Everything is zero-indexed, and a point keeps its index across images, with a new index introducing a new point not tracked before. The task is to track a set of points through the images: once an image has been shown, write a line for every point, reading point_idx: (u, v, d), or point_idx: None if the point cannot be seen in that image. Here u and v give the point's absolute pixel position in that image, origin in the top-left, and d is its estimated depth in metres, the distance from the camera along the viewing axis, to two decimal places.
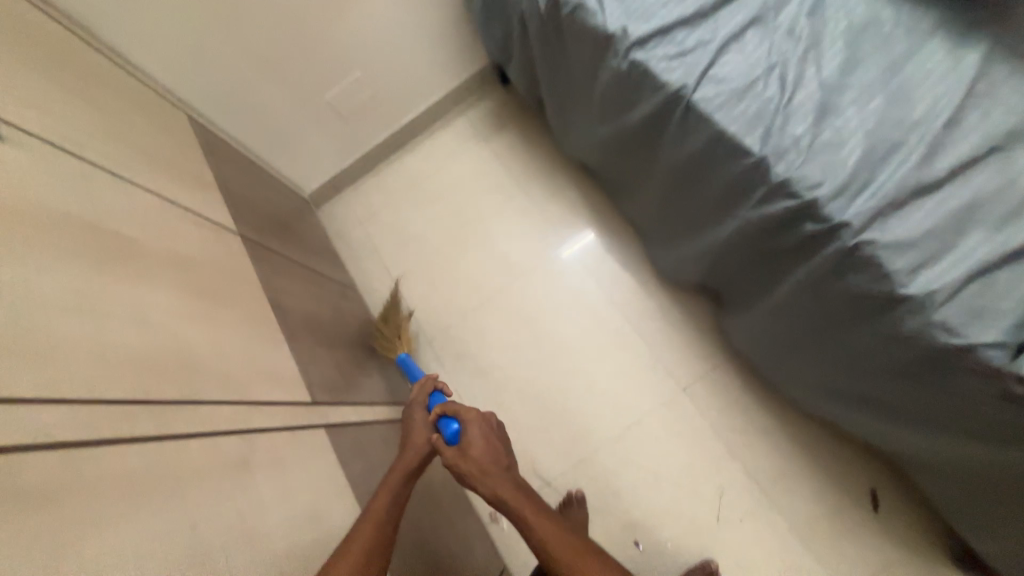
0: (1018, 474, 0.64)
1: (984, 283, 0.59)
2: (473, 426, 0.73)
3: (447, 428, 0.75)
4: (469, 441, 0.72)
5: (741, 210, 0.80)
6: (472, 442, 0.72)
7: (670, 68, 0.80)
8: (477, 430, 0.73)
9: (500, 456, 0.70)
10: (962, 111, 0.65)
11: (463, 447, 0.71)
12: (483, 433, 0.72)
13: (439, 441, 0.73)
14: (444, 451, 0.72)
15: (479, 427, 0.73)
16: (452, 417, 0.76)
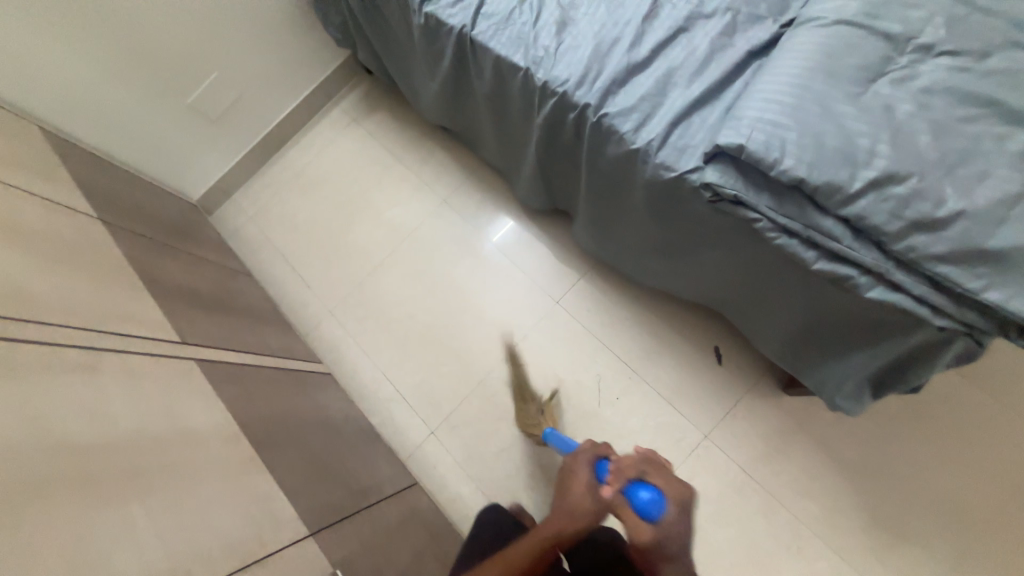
0: (760, 275, 0.79)
1: (683, 126, 0.76)
2: (675, 512, 0.61)
3: (638, 496, 0.62)
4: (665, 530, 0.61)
5: (534, 120, 0.97)
6: (667, 525, 0.61)
7: (452, 14, 0.96)
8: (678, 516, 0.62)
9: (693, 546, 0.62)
10: (656, 8, 0.84)
11: (659, 529, 0.60)
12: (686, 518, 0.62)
13: (632, 517, 0.62)
14: (630, 524, 0.62)
15: (678, 514, 0.62)
16: (649, 486, 0.62)
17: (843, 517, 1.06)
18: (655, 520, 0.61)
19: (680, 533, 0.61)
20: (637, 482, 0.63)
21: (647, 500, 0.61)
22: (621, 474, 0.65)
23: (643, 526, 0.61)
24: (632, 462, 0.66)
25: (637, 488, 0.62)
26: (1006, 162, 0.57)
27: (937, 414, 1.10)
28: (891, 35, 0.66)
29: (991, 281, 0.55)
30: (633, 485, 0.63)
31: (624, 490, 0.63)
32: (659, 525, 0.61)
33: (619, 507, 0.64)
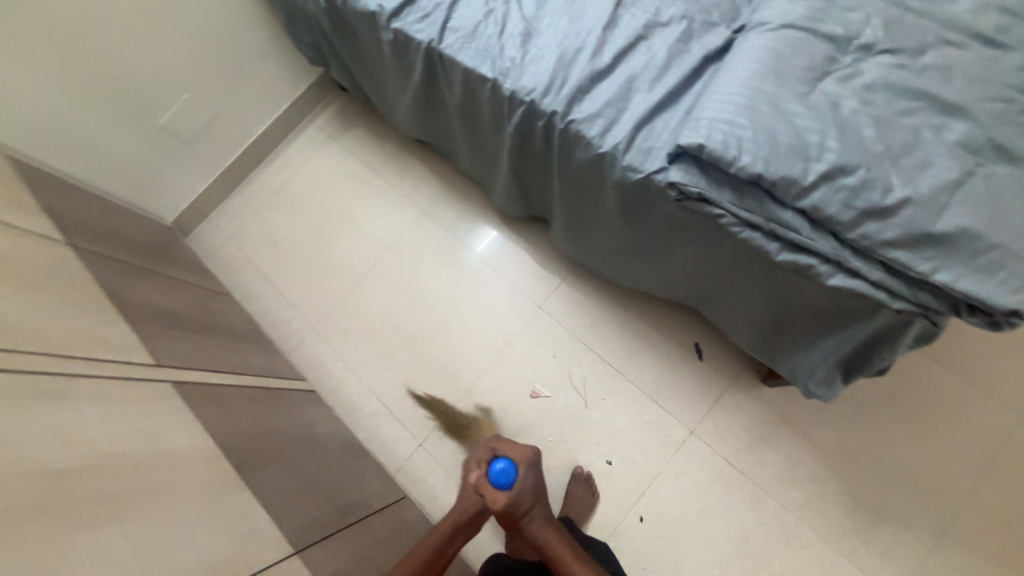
0: (730, 269, 0.82)
1: (646, 129, 0.79)
2: (525, 469, 0.78)
3: (493, 468, 0.78)
4: (517, 492, 0.77)
5: (506, 129, 0.99)
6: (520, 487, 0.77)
7: (420, 29, 0.98)
8: (527, 474, 0.78)
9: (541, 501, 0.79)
10: (616, 17, 0.87)
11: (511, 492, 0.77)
12: (534, 473, 0.79)
13: (483, 488, 0.77)
14: (489, 495, 0.77)
15: (528, 470, 0.78)
16: (499, 457, 0.79)
17: (827, 502, 1.08)
18: (509, 486, 0.77)
19: (530, 489, 0.77)
20: (493, 456, 0.79)
21: (498, 472, 0.77)
22: (479, 460, 0.80)
23: (500, 495, 0.77)
24: (486, 444, 0.81)
25: (492, 467, 0.78)
26: (945, 151, 0.61)
27: (910, 396, 1.13)
28: (834, 37, 0.69)
29: (939, 264, 0.58)
30: (489, 463, 0.79)
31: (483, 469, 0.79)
32: (511, 489, 0.77)
33: (479, 488, 0.78)
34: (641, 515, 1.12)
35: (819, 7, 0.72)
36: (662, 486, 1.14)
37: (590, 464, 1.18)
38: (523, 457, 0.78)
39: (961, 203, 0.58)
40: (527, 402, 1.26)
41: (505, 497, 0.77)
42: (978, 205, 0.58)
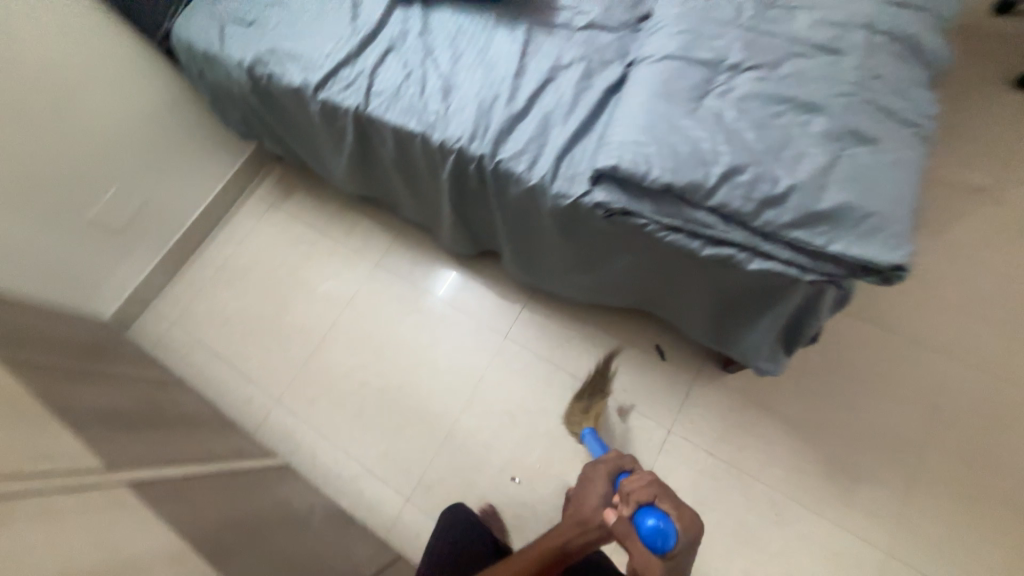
0: (666, 270, 0.89)
1: (567, 158, 0.87)
2: (686, 541, 0.67)
3: (645, 525, 0.67)
4: (672, 558, 0.67)
5: (442, 175, 1.05)
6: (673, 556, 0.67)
7: (345, 96, 1.04)
8: (686, 544, 0.68)
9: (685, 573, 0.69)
10: (524, 66, 0.97)
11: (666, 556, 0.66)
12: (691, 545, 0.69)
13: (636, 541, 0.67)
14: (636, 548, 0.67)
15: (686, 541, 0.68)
16: (661, 516, 0.68)
17: (805, 472, 1.14)
18: (660, 549, 0.66)
19: (682, 560, 0.67)
20: (652, 509, 0.68)
21: (652, 531, 0.66)
22: (630, 499, 0.70)
23: (648, 555, 0.66)
24: (648, 491, 0.70)
25: (642, 515, 0.68)
26: (814, 142, 0.71)
27: (854, 358, 1.23)
28: (707, 61, 0.81)
29: (830, 236, 0.67)
30: (642, 511, 0.68)
31: (637, 518, 0.68)
32: (666, 553, 0.67)
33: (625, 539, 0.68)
34: None
35: (690, 38, 0.84)
36: None
37: None
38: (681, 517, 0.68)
39: (837, 182, 0.68)
40: (509, 433, 1.26)
41: (657, 561, 0.66)
42: (849, 182, 0.68)
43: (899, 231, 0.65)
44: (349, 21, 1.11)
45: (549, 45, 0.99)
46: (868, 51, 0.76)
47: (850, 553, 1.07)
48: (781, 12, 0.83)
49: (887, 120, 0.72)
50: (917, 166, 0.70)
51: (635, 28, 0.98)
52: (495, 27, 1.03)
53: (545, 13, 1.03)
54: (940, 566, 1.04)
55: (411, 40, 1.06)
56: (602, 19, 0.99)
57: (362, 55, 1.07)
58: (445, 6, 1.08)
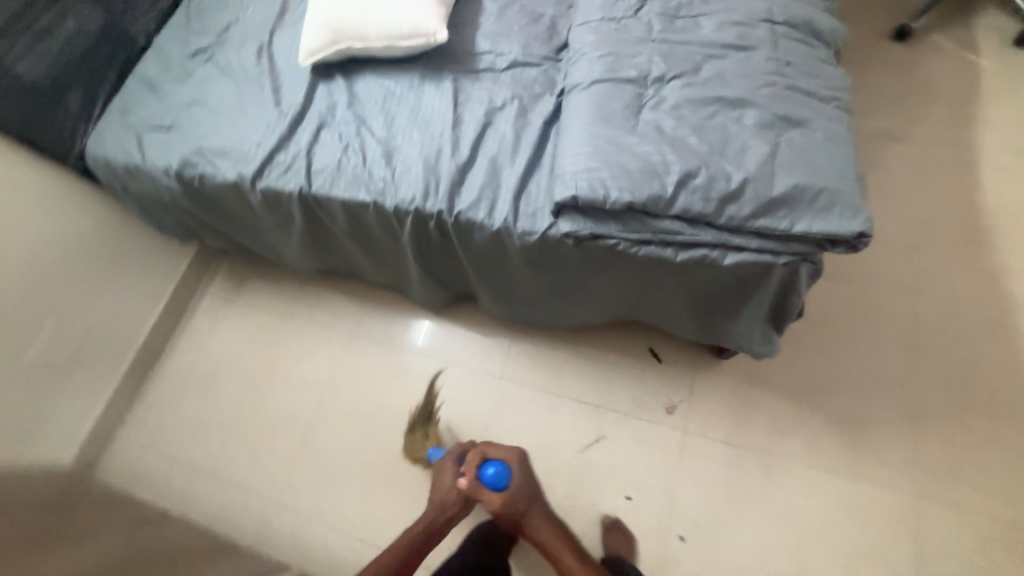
0: (645, 282, 0.90)
1: (524, 197, 0.88)
2: (518, 473, 0.98)
3: (485, 472, 0.97)
4: (511, 492, 0.96)
5: (402, 237, 1.03)
6: (512, 488, 0.96)
7: (286, 181, 1.02)
8: (521, 477, 0.98)
9: (532, 494, 0.97)
10: (460, 116, 0.98)
11: (506, 492, 0.96)
12: (527, 478, 0.99)
13: (485, 489, 0.96)
14: (487, 494, 0.96)
15: (519, 472, 0.98)
16: (493, 460, 0.99)
17: (822, 438, 1.15)
18: (501, 488, 0.96)
19: (522, 492, 0.96)
20: (489, 461, 0.99)
21: (494, 476, 0.96)
22: (472, 463, 0.99)
23: (496, 496, 0.96)
24: (478, 453, 1.00)
25: (484, 471, 0.97)
26: (752, 133, 0.74)
27: (837, 312, 1.25)
28: (633, 79, 0.84)
29: (792, 218, 0.70)
30: (484, 465, 0.98)
31: (478, 474, 0.97)
32: (505, 490, 0.96)
33: (479, 492, 0.97)
34: (681, 535, 1.12)
35: (611, 60, 0.87)
36: (685, 496, 1.14)
37: (611, 507, 1.16)
38: (514, 456, 0.99)
39: (783, 168, 0.71)
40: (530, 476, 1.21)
41: (501, 497, 0.95)
42: (794, 164, 0.71)
43: (852, 200, 0.68)
44: (273, 106, 1.09)
45: (479, 91, 1.00)
46: (774, 42, 0.82)
47: (885, 507, 1.07)
48: (687, 21, 0.88)
49: (809, 100, 0.77)
50: (848, 136, 0.75)
51: (557, 59, 1.01)
52: (422, 83, 1.04)
53: (468, 60, 1.05)
54: (969, 496, 1.06)
55: (341, 112, 1.05)
56: (523, 57, 1.02)
57: (294, 136, 1.05)
58: (366, 72, 1.08)
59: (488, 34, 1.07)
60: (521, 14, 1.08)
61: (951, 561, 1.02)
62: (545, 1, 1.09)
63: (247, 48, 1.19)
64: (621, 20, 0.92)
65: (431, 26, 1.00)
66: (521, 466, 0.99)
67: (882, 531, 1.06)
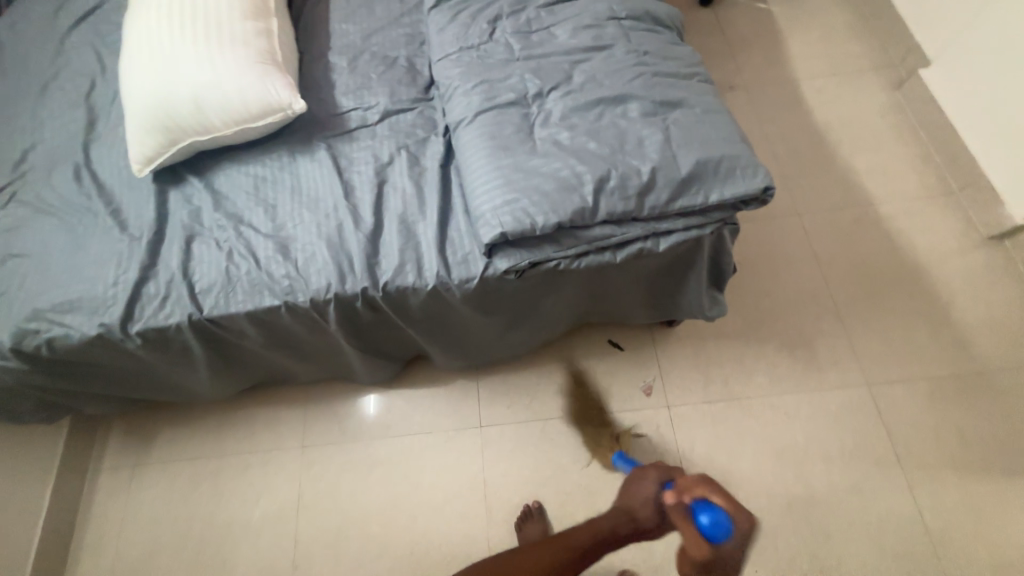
0: (591, 289, 0.90)
1: (449, 246, 0.83)
2: (736, 539, 0.67)
3: (699, 512, 0.69)
4: (719, 551, 0.67)
5: (329, 328, 0.92)
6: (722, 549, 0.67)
7: (167, 313, 0.85)
8: (737, 543, 0.67)
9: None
10: (349, 184, 0.90)
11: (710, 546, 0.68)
12: (741, 546, 0.67)
13: (683, 519, 0.70)
14: (684, 527, 0.70)
15: (738, 542, 0.67)
16: (714, 507, 0.69)
17: (781, 363, 1.25)
18: (711, 538, 0.67)
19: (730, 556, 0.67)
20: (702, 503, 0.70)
21: (709, 528, 0.68)
22: (689, 492, 0.72)
23: (693, 538, 0.69)
24: (703, 488, 0.72)
25: (696, 513, 0.70)
26: (642, 123, 0.77)
27: (750, 250, 1.38)
28: (514, 101, 0.83)
29: (705, 190, 0.73)
30: (698, 506, 0.70)
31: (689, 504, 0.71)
32: (715, 543, 0.67)
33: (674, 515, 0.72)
34: None
35: (486, 89, 0.86)
36: (691, 464, 1.18)
37: None
38: (741, 518, 0.67)
39: (680, 148, 0.75)
40: (546, 511, 1.17)
41: (701, 546, 0.68)
42: (688, 143, 0.75)
43: (748, 158, 0.73)
44: (120, 232, 0.91)
45: (361, 151, 0.93)
46: (627, 36, 0.86)
47: (849, 402, 1.20)
48: (542, 34, 0.90)
49: (677, 80, 0.82)
50: (719, 102, 0.81)
51: (428, 98, 0.98)
52: (294, 160, 0.94)
53: (336, 123, 0.97)
54: (900, 365, 1.22)
55: (209, 216, 0.90)
56: (394, 105, 0.97)
57: (160, 260, 0.88)
58: (224, 164, 0.95)
59: (347, 90, 1.00)
60: (374, 62, 1.03)
61: (911, 426, 1.17)
62: (395, 43, 1.04)
63: (61, 174, 0.98)
64: (480, 48, 0.92)
65: (281, 97, 0.87)
66: (743, 538, 0.67)
67: (854, 424, 1.18)
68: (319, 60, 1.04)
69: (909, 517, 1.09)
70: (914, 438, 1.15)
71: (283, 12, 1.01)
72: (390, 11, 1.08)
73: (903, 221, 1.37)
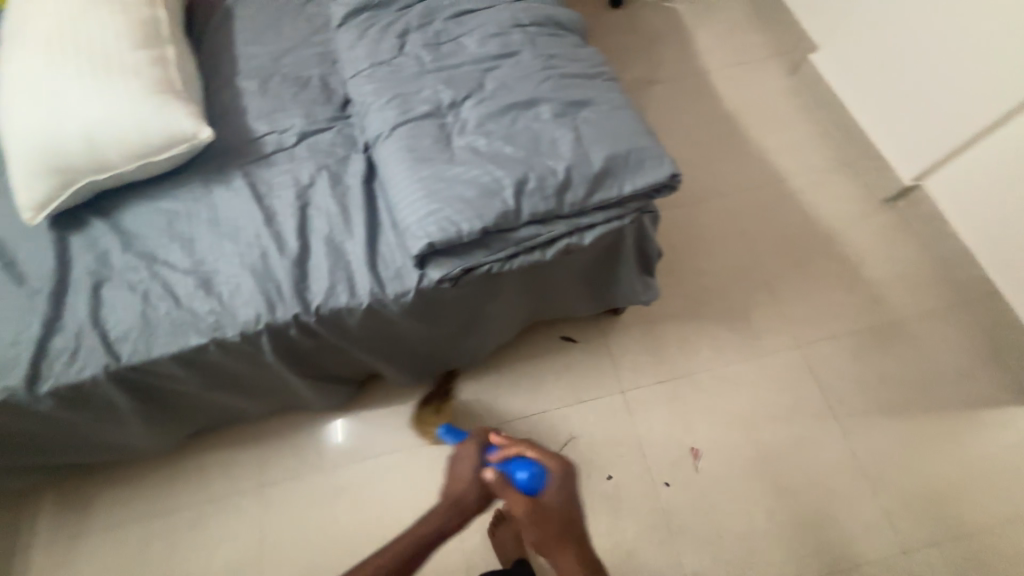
0: (528, 288, 0.92)
1: (381, 263, 0.82)
2: (555, 481, 0.74)
3: (518, 472, 0.74)
4: (548, 504, 0.73)
5: (266, 359, 0.89)
6: (547, 495, 0.74)
7: (80, 367, 0.79)
8: (555, 488, 0.74)
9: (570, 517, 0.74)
10: (270, 210, 0.88)
11: (538, 499, 0.73)
12: (563, 491, 0.75)
13: (508, 484, 0.73)
14: (512, 493, 0.73)
15: (557, 485, 0.74)
16: (528, 463, 0.75)
17: (721, 337, 1.32)
18: (535, 492, 0.73)
19: (556, 502, 0.74)
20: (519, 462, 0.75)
21: (527, 483, 0.73)
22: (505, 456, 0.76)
23: (522, 500, 0.72)
24: (517, 448, 0.76)
25: (515, 471, 0.74)
26: (554, 125, 0.80)
27: (683, 234, 1.45)
28: (430, 112, 0.84)
29: (619, 183, 0.77)
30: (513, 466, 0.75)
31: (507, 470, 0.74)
32: (540, 497, 0.73)
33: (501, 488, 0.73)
34: (666, 480, 1.18)
35: (401, 103, 0.86)
36: (649, 444, 1.22)
37: (597, 493, 1.19)
38: (553, 464, 0.75)
39: (592, 144, 0.78)
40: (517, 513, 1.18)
41: (528, 504, 0.72)
42: (598, 139, 0.78)
43: (654, 149, 0.78)
44: (16, 287, 0.83)
45: (280, 175, 0.91)
46: (533, 42, 0.89)
47: (786, 365, 1.28)
48: (452, 45, 0.91)
49: (584, 80, 0.85)
50: (625, 99, 0.85)
51: (346, 116, 0.97)
52: (208, 190, 0.90)
53: (251, 148, 0.94)
54: (825, 324, 1.32)
55: (118, 258, 0.85)
56: (311, 125, 0.95)
57: (66, 311, 0.82)
58: (131, 201, 0.90)
59: (260, 114, 0.97)
60: (286, 84, 1.00)
61: (841, 379, 1.26)
62: (306, 63, 1.02)
63: None
64: (392, 63, 0.92)
65: (186, 128, 0.83)
66: (559, 480, 0.75)
67: (792, 384, 1.26)
68: (228, 85, 1.00)
69: (847, 464, 1.17)
70: (846, 390, 1.24)
71: (181, 39, 0.97)
72: (298, 32, 1.06)
73: (813, 192, 1.49)
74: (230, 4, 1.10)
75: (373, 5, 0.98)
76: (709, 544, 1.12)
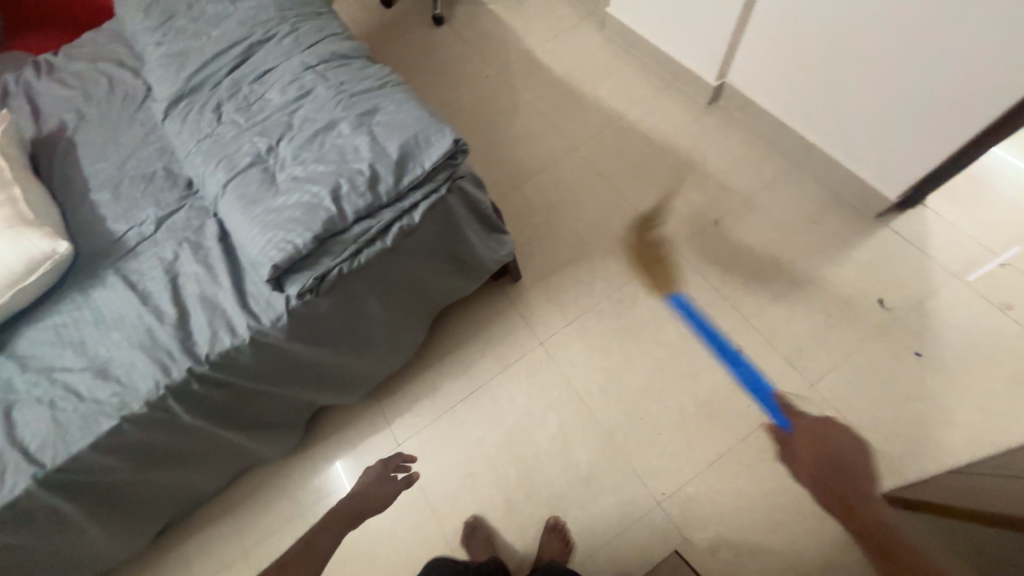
0: (392, 279, 1.03)
1: (251, 299, 0.92)
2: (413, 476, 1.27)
3: (393, 486, 1.21)
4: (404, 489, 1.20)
5: (185, 421, 0.97)
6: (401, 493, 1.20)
7: (7, 487, 0.84)
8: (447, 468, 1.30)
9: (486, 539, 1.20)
10: (145, 290, 0.97)
11: (378, 493, 1.20)
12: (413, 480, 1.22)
13: (385, 481, 1.22)
14: (375, 486, 1.20)
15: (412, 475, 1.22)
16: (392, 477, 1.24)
17: (611, 266, 1.46)
18: (383, 488, 1.21)
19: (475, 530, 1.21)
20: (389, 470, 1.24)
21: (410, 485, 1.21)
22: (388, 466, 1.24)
23: (380, 491, 1.20)
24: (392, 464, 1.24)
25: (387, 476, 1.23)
26: (353, 136, 0.93)
27: (552, 193, 1.60)
28: (253, 162, 0.97)
29: (419, 162, 0.90)
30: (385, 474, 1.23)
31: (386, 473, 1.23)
32: (383, 491, 1.20)
33: (375, 482, 1.21)
34: (601, 405, 1.30)
35: (228, 163, 0.98)
36: (577, 379, 1.34)
37: (548, 438, 1.29)
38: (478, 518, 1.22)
39: (388, 139, 0.91)
40: (470, 495, 1.26)
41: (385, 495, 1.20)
42: (391, 134, 0.91)
43: (437, 126, 0.91)
44: None
45: (147, 261, 1.00)
46: (325, 77, 1.03)
47: (671, 269, 1.42)
48: (260, 102, 1.05)
49: (373, 92, 0.99)
50: (410, 95, 0.99)
51: (193, 192, 1.08)
52: (88, 294, 0.99)
53: (117, 248, 1.04)
54: (693, 224, 1.47)
55: (17, 381, 0.91)
56: (165, 211, 1.06)
57: None
58: (22, 329, 0.98)
59: (118, 217, 1.07)
60: (135, 183, 1.11)
61: (718, 263, 1.41)
62: (148, 160, 1.14)
63: None
64: (214, 134, 1.04)
65: (43, 247, 0.93)
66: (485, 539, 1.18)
67: (680, 284, 1.40)
68: (84, 203, 1.11)
69: (745, 331, 1.31)
70: (723, 271, 1.39)
71: (27, 176, 1.07)
72: (135, 136, 1.17)
73: (649, 120, 1.67)
74: (69, 134, 1.21)
75: (187, 92, 1.11)
76: (654, 446, 1.23)
